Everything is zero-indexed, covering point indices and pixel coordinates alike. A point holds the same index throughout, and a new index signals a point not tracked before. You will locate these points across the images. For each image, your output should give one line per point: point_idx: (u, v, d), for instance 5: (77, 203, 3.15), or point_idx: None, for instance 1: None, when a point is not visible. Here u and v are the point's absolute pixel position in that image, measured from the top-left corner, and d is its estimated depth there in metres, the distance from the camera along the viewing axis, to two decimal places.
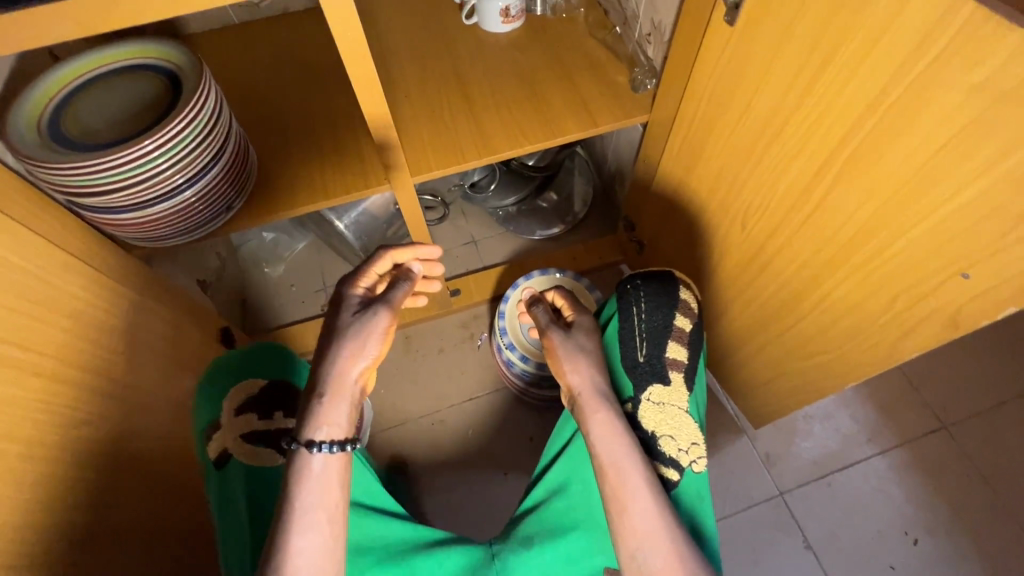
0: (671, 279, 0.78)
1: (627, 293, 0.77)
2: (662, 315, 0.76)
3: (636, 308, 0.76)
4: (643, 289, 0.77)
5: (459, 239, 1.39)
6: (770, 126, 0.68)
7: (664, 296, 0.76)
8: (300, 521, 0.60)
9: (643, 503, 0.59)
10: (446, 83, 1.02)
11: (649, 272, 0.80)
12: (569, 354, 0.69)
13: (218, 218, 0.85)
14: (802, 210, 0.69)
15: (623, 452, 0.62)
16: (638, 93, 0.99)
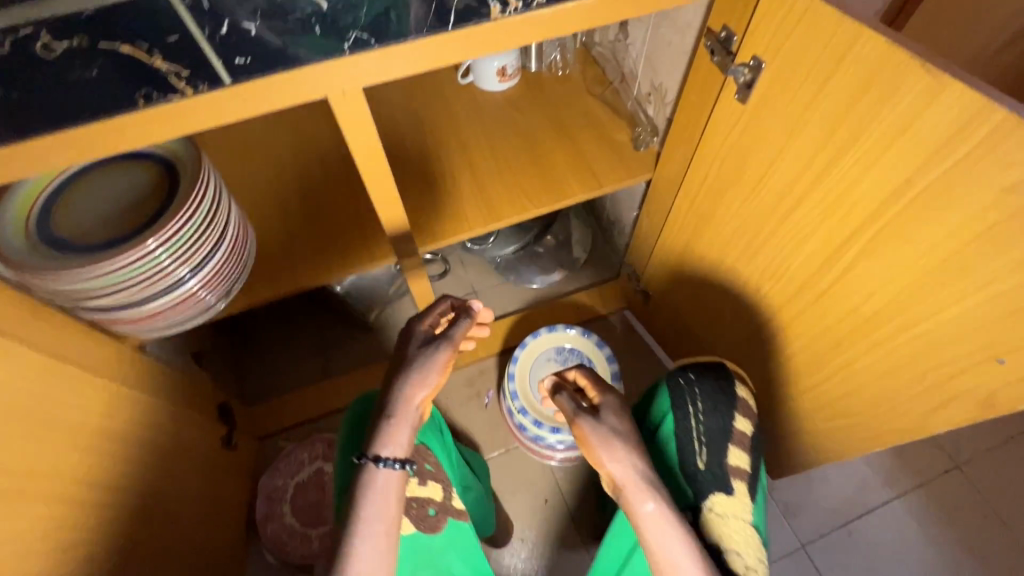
0: (724, 380, 0.77)
1: (683, 393, 0.76)
2: (720, 417, 0.75)
3: (694, 411, 0.75)
4: (698, 390, 0.76)
5: (460, 292, 1.37)
6: (785, 200, 0.67)
7: (722, 398, 0.75)
8: (362, 530, 0.58)
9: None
10: (446, 146, 1.00)
11: (702, 369, 0.78)
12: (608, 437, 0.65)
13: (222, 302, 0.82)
14: (821, 282, 0.69)
15: (680, 548, 0.60)
16: (640, 151, 0.99)
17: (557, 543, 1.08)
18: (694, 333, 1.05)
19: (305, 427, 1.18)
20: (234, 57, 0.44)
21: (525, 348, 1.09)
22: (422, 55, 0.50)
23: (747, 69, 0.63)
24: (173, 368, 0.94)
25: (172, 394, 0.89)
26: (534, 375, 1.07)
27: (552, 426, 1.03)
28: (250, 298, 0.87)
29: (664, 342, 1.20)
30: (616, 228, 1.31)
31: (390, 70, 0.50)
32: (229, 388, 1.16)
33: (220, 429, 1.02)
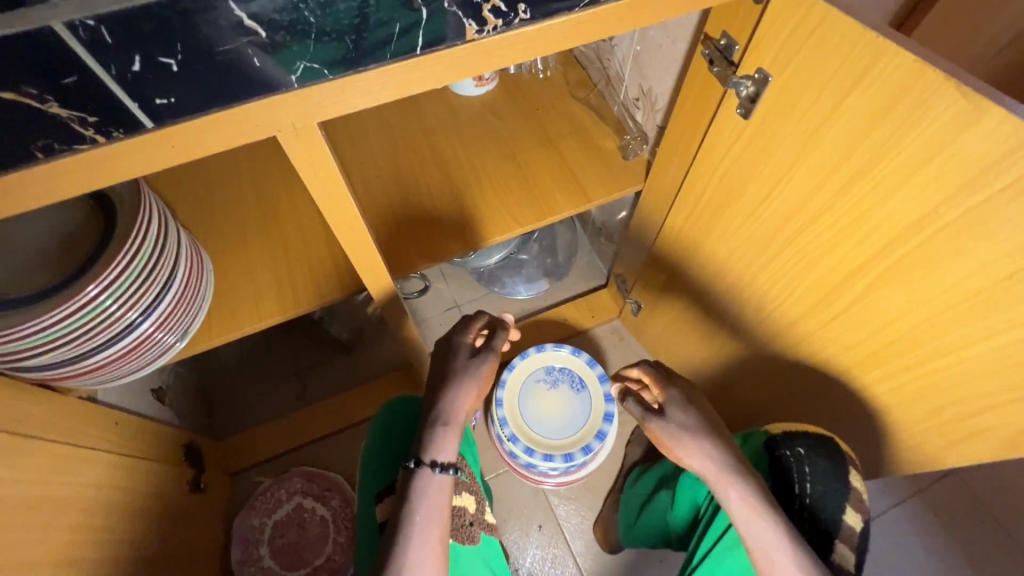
0: (841, 461, 0.64)
1: (788, 468, 0.65)
2: (831, 504, 0.63)
3: (796, 489, 0.64)
4: (808, 464, 0.65)
5: (441, 306, 1.30)
6: (792, 223, 0.62)
7: (834, 483, 0.63)
8: (416, 536, 0.61)
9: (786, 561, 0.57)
10: (421, 159, 0.92)
11: (813, 438, 0.66)
12: (682, 434, 0.66)
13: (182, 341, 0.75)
14: (830, 308, 0.64)
15: (770, 538, 0.58)
16: (628, 161, 0.93)
17: (554, 571, 1.03)
18: (690, 348, 1.01)
19: (282, 459, 1.11)
20: (153, 98, 0.37)
21: (513, 370, 1.04)
22: (386, 83, 0.43)
23: (751, 82, 0.57)
24: (130, 413, 0.86)
25: (129, 443, 0.81)
26: (523, 398, 1.02)
27: (544, 452, 0.98)
28: (211, 338, 0.79)
29: (657, 354, 1.15)
30: (603, 235, 1.25)
31: (351, 101, 0.43)
32: (196, 423, 1.08)
33: (188, 471, 0.95)
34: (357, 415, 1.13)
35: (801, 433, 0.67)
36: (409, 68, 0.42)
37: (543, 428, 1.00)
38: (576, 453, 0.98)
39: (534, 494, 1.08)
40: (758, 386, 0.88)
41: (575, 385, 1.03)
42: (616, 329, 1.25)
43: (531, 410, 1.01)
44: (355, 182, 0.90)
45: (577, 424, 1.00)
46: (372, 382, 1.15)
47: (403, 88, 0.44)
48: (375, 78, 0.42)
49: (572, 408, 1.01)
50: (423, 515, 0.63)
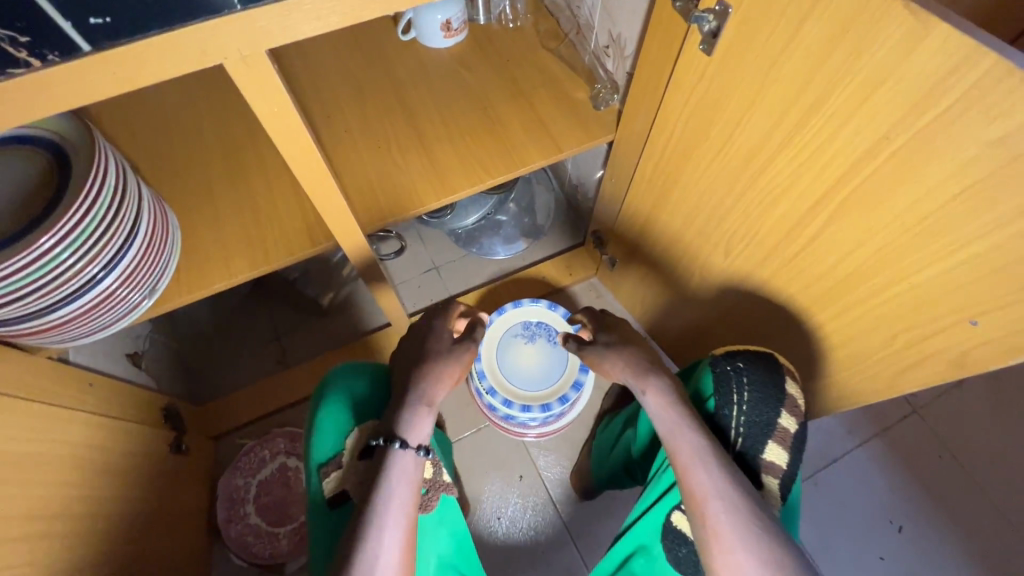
0: (776, 371, 0.66)
1: (727, 381, 0.68)
2: (767, 408, 0.66)
3: (734, 399, 0.67)
4: (747, 377, 0.67)
5: (419, 268, 1.29)
6: (754, 161, 0.63)
7: (769, 390, 0.66)
8: (384, 515, 0.61)
9: (687, 439, 0.63)
10: (390, 112, 0.91)
11: (751, 353, 0.68)
12: (605, 350, 0.76)
13: (150, 297, 0.74)
14: (792, 245, 0.66)
15: (677, 425, 0.65)
16: (599, 111, 0.93)
17: (535, 517, 1.06)
18: (663, 299, 1.02)
19: (265, 421, 1.12)
20: (87, 17, 0.35)
21: (491, 326, 1.05)
22: (335, 8, 0.42)
23: (713, 16, 0.56)
24: (105, 376, 0.85)
25: (106, 404, 0.81)
26: (501, 353, 1.03)
27: (523, 404, 0.99)
28: (182, 295, 0.78)
29: (633, 307, 1.17)
30: (579, 192, 1.25)
31: (300, 28, 0.43)
32: (174, 389, 1.07)
33: (169, 433, 0.95)
34: None
35: (741, 349, 0.69)
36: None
37: (520, 381, 1.02)
38: (553, 404, 1.00)
39: (514, 446, 1.11)
40: (727, 330, 0.90)
41: (552, 338, 1.04)
42: (593, 286, 1.27)
43: (509, 364, 1.03)
44: (323, 137, 0.88)
45: (554, 376, 1.02)
46: (351, 344, 1.15)
47: (353, 14, 0.43)
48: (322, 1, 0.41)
49: (549, 361, 1.03)
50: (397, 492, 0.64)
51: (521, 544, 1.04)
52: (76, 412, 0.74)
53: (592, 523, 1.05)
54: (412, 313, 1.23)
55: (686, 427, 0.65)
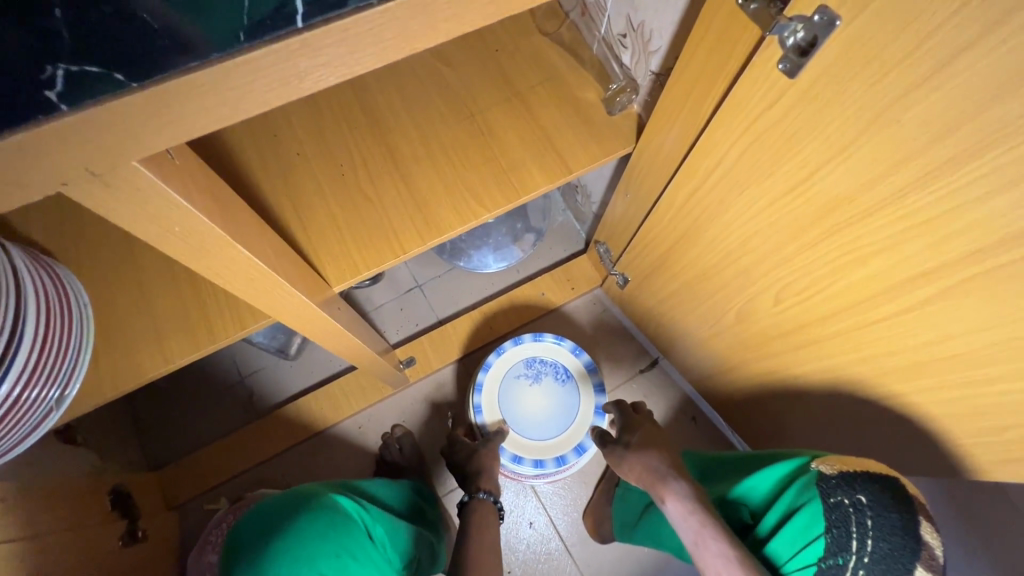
0: (910, 513, 0.49)
1: (845, 520, 0.49)
2: (894, 561, 0.47)
3: (854, 545, 0.48)
4: (874, 517, 0.49)
5: (400, 289, 1.13)
6: (841, 213, 0.49)
7: (904, 541, 0.48)
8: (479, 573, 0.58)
9: (712, 549, 0.55)
10: (355, 128, 0.72)
11: (875, 480, 0.50)
12: (625, 452, 0.75)
13: (70, 389, 0.57)
14: (875, 311, 0.53)
15: (695, 535, 0.57)
16: (614, 117, 0.76)
17: (549, 567, 0.96)
18: (684, 328, 0.90)
19: (238, 481, 0.98)
20: None
21: (489, 370, 0.94)
22: (253, 86, 0.24)
23: (804, 24, 0.40)
24: (31, 478, 0.70)
25: (40, 516, 0.67)
26: (503, 400, 0.93)
27: (534, 459, 0.89)
28: (105, 390, 0.61)
29: (645, 328, 1.04)
30: (580, 194, 1.09)
31: (191, 120, 0.25)
32: (123, 459, 0.92)
33: (119, 523, 0.81)
34: (315, 426, 0.99)
35: (853, 470, 0.52)
36: (288, 56, 0.23)
37: (528, 429, 0.92)
38: (568, 453, 0.90)
39: (521, 489, 1.01)
40: (764, 374, 0.78)
41: (560, 377, 0.95)
42: (598, 299, 1.13)
43: (513, 411, 0.93)
44: (270, 165, 0.69)
45: (565, 420, 0.92)
46: (328, 387, 1.01)
47: (284, 87, 0.25)
48: (227, 81, 0.23)
49: (560, 403, 0.94)
50: (489, 537, 0.66)
51: None
52: (12, 544, 0.60)
53: (612, 570, 0.96)
54: (396, 344, 1.09)
55: (708, 531, 0.56)
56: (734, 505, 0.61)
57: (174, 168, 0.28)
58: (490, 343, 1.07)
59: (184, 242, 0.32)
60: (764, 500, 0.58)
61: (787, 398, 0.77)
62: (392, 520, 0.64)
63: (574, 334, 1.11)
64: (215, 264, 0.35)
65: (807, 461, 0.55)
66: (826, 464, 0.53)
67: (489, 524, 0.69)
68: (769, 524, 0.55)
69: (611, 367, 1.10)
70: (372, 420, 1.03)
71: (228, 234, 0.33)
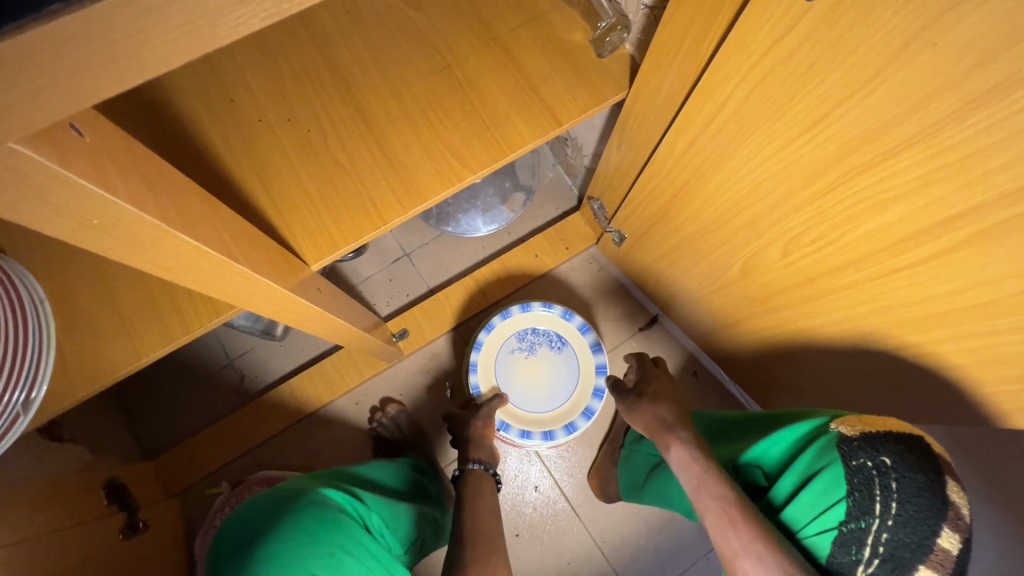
0: (937, 473, 0.46)
1: (868, 483, 0.48)
2: (920, 524, 0.45)
3: (877, 509, 0.47)
4: (898, 479, 0.47)
5: (386, 259, 1.08)
6: (860, 155, 0.44)
7: (930, 503, 0.46)
8: (486, 542, 0.56)
9: (713, 494, 0.53)
10: (320, 87, 0.65)
11: (898, 441, 0.49)
12: (637, 398, 0.73)
13: (35, 392, 0.52)
14: (894, 260, 0.49)
15: (697, 482, 0.55)
16: (604, 60, 0.70)
17: (556, 527, 0.97)
18: (684, 283, 0.87)
19: (238, 462, 0.97)
20: None
21: (482, 348, 0.93)
22: (151, 34, 0.20)
23: None
24: (18, 479, 0.67)
25: (33, 518, 0.65)
26: (501, 376, 0.92)
27: (543, 431, 0.90)
28: (75, 391, 0.57)
29: (643, 285, 1.01)
30: (570, 147, 1.02)
31: (77, 87, 0.20)
32: (115, 451, 0.90)
33: (118, 516, 0.79)
34: (311, 405, 0.97)
35: (875, 429, 0.50)
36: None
37: (532, 403, 0.91)
38: (576, 419, 0.90)
39: (525, 454, 1.00)
40: (769, 328, 0.76)
41: (555, 344, 0.93)
42: (593, 257, 1.09)
43: (514, 386, 0.92)
44: (229, 133, 0.63)
45: (567, 388, 0.92)
46: (321, 363, 0.98)
47: (194, 36, 0.21)
48: (113, 29, 0.19)
49: (560, 371, 0.92)
50: (484, 502, 0.64)
51: (545, 559, 0.95)
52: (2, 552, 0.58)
53: (619, 525, 0.97)
54: (387, 316, 1.05)
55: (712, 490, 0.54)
56: (750, 469, 0.60)
57: (82, 149, 0.23)
58: (485, 310, 1.04)
59: (114, 237, 0.27)
60: (780, 462, 0.57)
61: (793, 351, 0.75)
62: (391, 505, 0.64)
63: (570, 295, 1.07)
64: (158, 259, 0.31)
65: (826, 423, 0.54)
66: (846, 425, 0.52)
67: (482, 492, 0.66)
68: (786, 487, 0.54)
69: (611, 327, 1.07)
70: (368, 395, 1.00)
71: (167, 224, 0.28)
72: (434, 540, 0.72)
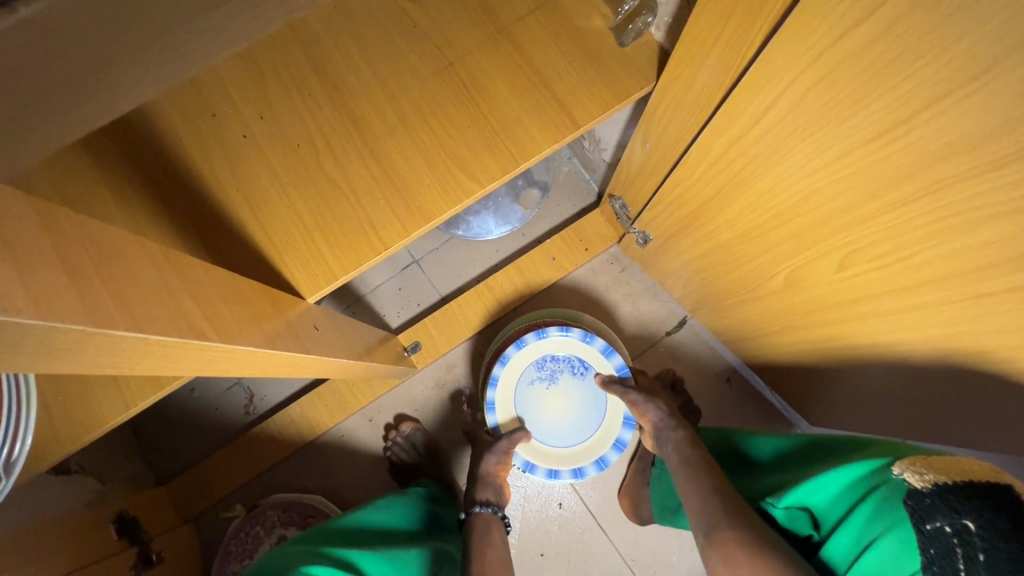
0: None
1: (948, 553, 0.40)
2: None
3: None
4: (986, 549, 0.38)
5: (394, 268, 1.02)
6: (951, 165, 0.36)
7: None
8: None
9: (694, 458, 0.62)
10: (310, 97, 0.58)
11: (980, 495, 0.39)
12: (637, 394, 0.77)
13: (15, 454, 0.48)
14: (984, 285, 0.41)
15: (681, 458, 0.63)
16: (626, 49, 0.62)
17: (583, 548, 0.92)
18: (717, 288, 0.79)
19: (253, 484, 0.95)
20: None
21: (499, 384, 0.87)
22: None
23: None
24: (27, 523, 0.65)
25: (48, 562, 0.62)
26: (521, 409, 0.87)
27: (571, 469, 0.86)
28: (63, 446, 0.53)
29: (670, 288, 0.94)
30: (588, 140, 0.94)
31: None
32: (126, 479, 0.88)
33: (130, 551, 0.75)
34: (323, 424, 0.93)
35: (951, 480, 0.41)
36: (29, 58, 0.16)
37: (557, 439, 0.87)
38: (606, 453, 0.86)
39: None
40: (815, 341, 0.68)
41: (578, 370, 0.88)
42: (615, 257, 1.02)
43: (537, 421, 0.87)
44: (212, 154, 0.57)
45: (595, 418, 0.87)
46: (332, 382, 0.94)
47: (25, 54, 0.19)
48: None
49: (584, 401, 0.88)
50: (490, 550, 0.65)
51: None
52: None
53: (649, 543, 0.92)
54: (398, 329, 1.00)
55: (725, 518, 0.51)
56: (795, 512, 0.53)
57: None
58: (500, 319, 0.98)
59: (21, 357, 0.21)
60: (835, 513, 0.51)
61: (841, 366, 0.68)
62: (397, 556, 0.64)
63: (590, 300, 1.01)
64: (94, 361, 0.24)
65: (887, 465, 0.48)
66: (912, 472, 0.44)
67: (489, 538, 0.68)
68: (847, 545, 0.48)
69: (635, 332, 1.01)
70: (382, 411, 0.97)
71: (104, 323, 0.23)
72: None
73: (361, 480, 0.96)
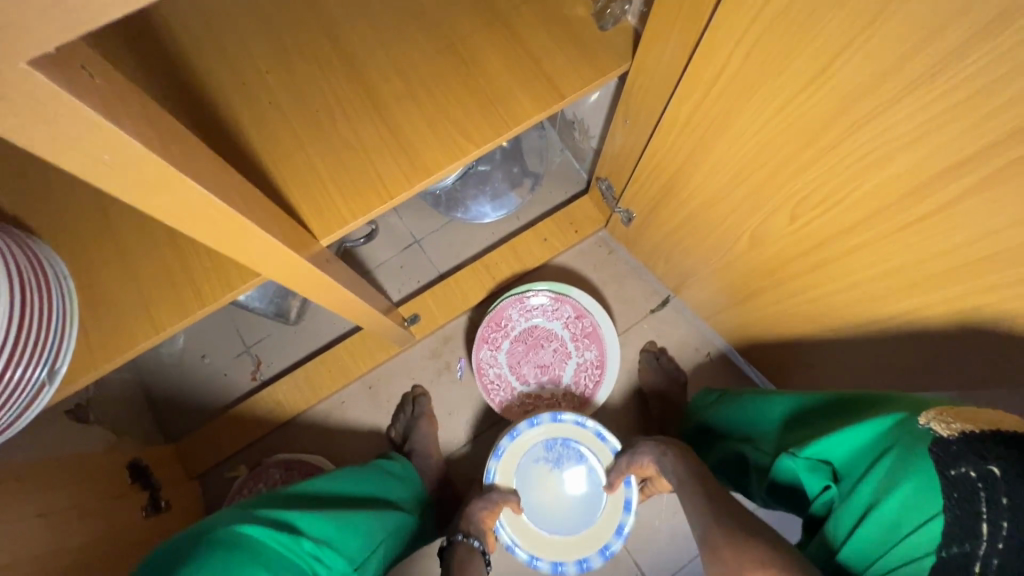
0: None
1: (971, 495, 0.42)
2: None
3: (984, 530, 0.41)
4: (1009, 493, 0.41)
5: (396, 246, 1.09)
6: (865, 104, 0.43)
7: None
8: None
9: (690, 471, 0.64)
10: (327, 69, 0.66)
11: (1008, 445, 0.42)
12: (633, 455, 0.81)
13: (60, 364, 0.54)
14: (901, 217, 0.49)
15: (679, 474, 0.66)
16: (606, 33, 0.71)
17: None
18: (693, 259, 0.86)
19: (257, 446, 1.00)
20: None
21: (505, 456, 0.92)
22: None
23: None
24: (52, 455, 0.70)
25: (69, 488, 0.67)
26: (519, 483, 0.92)
27: (552, 559, 0.90)
28: (98, 365, 0.59)
29: (653, 266, 1.01)
30: (577, 130, 1.03)
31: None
32: (137, 434, 0.93)
33: (141, 495, 0.81)
34: (325, 390, 0.99)
35: (977, 429, 0.44)
36: None
37: (546, 522, 0.91)
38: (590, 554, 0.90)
39: None
40: (779, 299, 0.75)
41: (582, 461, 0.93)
42: (603, 241, 1.10)
43: (531, 499, 0.92)
44: (240, 116, 0.64)
45: (590, 515, 0.92)
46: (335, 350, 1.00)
47: None
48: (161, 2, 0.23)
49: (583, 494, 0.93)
50: None
51: None
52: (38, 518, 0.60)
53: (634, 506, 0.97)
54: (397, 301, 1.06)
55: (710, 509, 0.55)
56: (816, 466, 0.54)
57: (94, 90, 0.25)
58: (493, 293, 1.04)
59: (113, 169, 0.29)
60: (853, 467, 0.52)
61: (804, 321, 0.74)
62: (341, 518, 0.65)
63: (579, 279, 1.08)
64: (131, 184, 0.30)
65: (908, 419, 0.49)
66: (939, 422, 0.46)
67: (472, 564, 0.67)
68: (863, 497, 0.49)
69: (621, 309, 1.08)
70: (381, 379, 1.04)
71: None
72: (399, 548, 0.76)
73: (359, 444, 1.01)
